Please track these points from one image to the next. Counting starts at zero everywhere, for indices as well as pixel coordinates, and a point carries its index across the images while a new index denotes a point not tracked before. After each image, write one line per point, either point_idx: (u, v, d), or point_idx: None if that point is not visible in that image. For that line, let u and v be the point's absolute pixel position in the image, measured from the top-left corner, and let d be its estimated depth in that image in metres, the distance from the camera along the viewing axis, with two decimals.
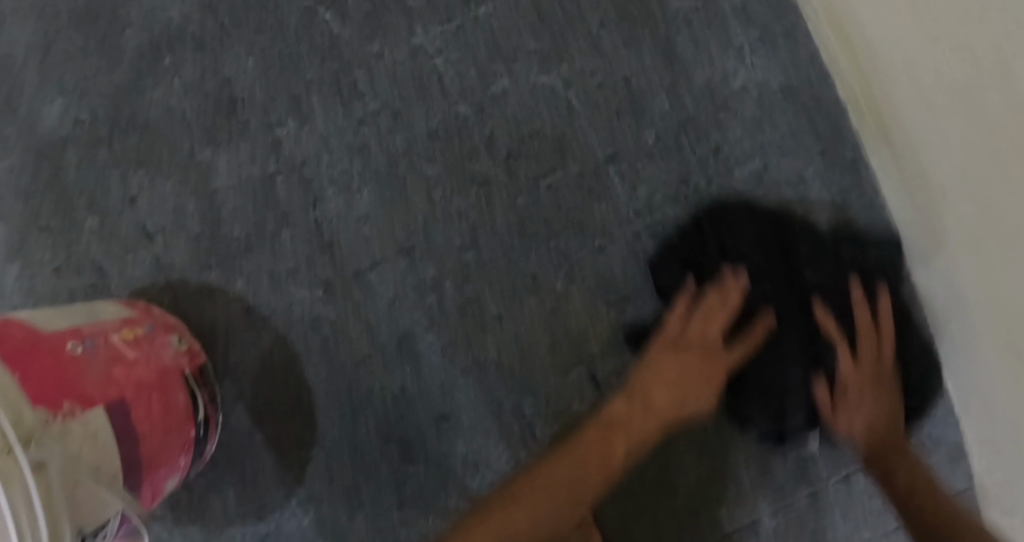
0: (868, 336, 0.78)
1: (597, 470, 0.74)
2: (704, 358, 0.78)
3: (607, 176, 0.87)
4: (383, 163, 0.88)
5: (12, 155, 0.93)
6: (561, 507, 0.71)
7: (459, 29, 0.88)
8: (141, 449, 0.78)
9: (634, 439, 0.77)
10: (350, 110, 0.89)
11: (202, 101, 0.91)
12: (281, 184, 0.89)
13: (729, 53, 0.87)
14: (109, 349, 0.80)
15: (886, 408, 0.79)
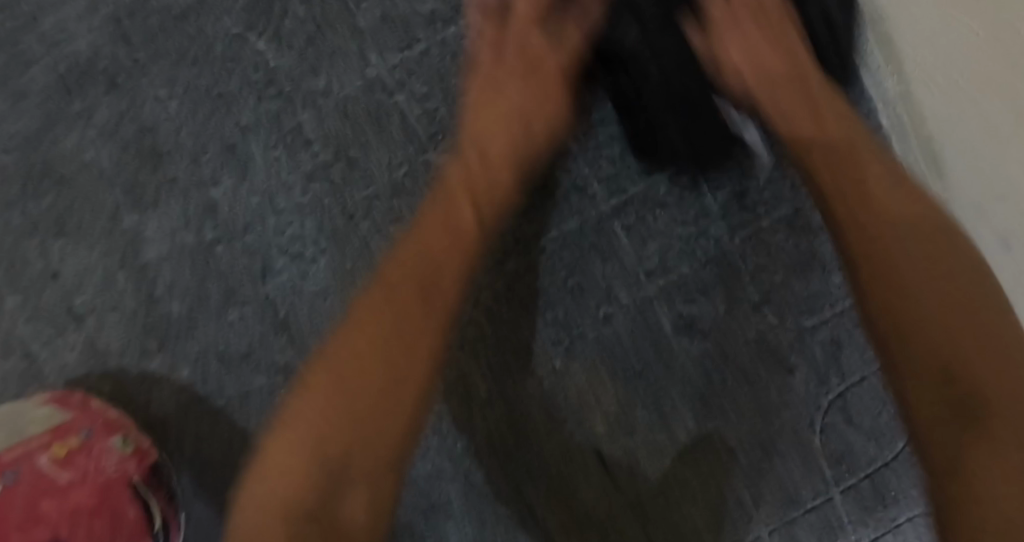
0: (780, 64, 0.62)
1: (392, 378, 0.55)
2: (508, 117, 0.67)
3: (612, 231, 0.74)
4: (339, 224, 0.73)
5: None
6: (351, 382, 0.54)
7: (423, 55, 0.72)
8: None
9: (433, 260, 0.60)
10: (297, 160, 0.73)
11: (122, 152, 0.76)
12: (222, 252, 0.75)
13: None
14: (32, 478, 0.70)
15: (885, 190, 0.54)
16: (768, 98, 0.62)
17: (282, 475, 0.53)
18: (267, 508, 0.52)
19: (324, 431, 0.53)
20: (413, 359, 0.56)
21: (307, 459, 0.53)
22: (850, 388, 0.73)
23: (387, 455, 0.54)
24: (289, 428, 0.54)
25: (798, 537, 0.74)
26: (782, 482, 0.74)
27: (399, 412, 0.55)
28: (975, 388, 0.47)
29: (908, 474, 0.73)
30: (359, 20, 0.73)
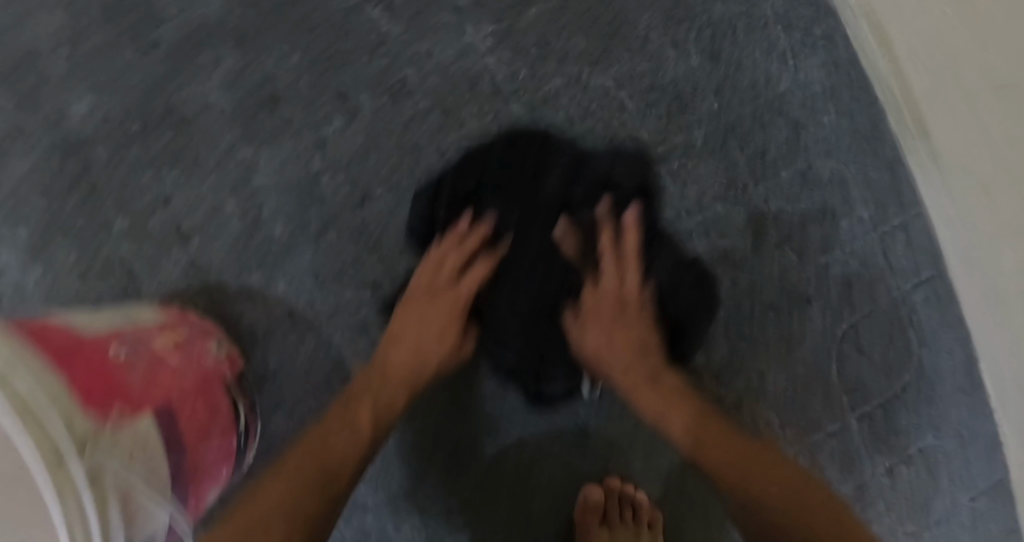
0: (659, 383, 0.78)
1: (314, 520, 0.70)
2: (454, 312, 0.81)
3: (659, 176, 0.87)
4: (433, 161, 0.87)
5: (38, 151, 0.89)
6: (303, 491, 0.71)
7: (510, 28, 0.87)
8: (188, 455, 0.75)
9: (381, 404, 0.77)
10: (400, 108, 0.87)
11: (243, 97, 0.88)
12: (328, 182, 0.86)
13: (773, 58, 0.88)
14: (151, 354, 0.77)
15: (660, 405, 0.78)
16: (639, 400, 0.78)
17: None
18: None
19: (271, 495, 0.71)
20: (307, 492, 0.71)
21: (286, 510, 0.70)
22: (861, 322, 0.90)
23: (315, 498, 0.71)
24: (230, 521, 0.70)
25: (820, 457, 0.91)
26: (813, 416, 0.90)
27: (300, 516, 0.70)
28: (792, 519, 0.71)
29: (909, 406, 0.92)
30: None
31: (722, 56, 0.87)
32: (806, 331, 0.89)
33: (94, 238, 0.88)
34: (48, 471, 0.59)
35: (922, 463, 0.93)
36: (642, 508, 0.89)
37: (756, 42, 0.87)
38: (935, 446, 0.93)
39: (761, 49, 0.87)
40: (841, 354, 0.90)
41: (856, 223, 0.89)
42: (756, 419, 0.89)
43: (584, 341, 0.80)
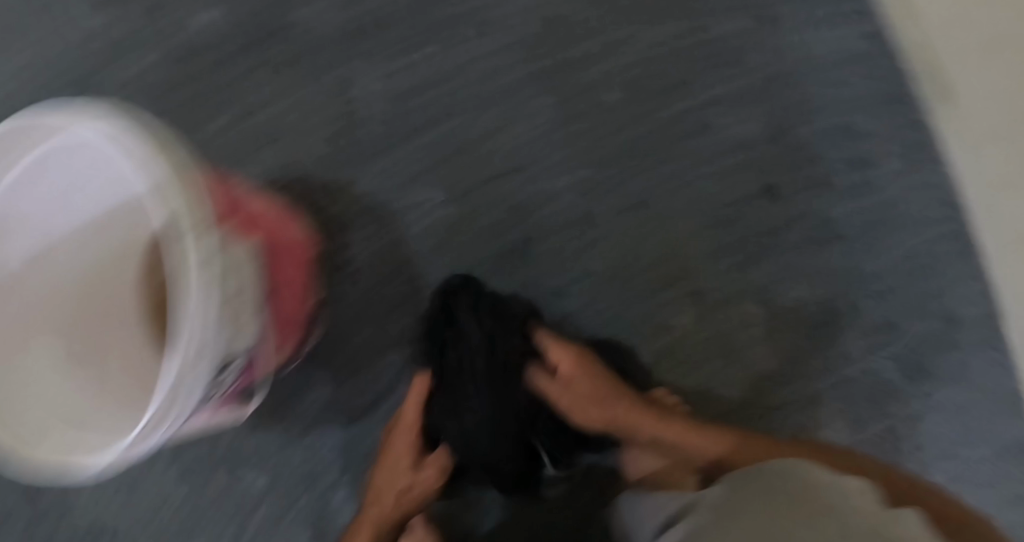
0: (616, 396, 0.88)
1: None
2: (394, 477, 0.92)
3: (707, 116, 0.98)
4: (511, 85, 0.99)
5: (155, 55, 0.99)
6: None
7: None
8: (280, 288, 0.85)
9: (380, 516, 0.91)
10: (486, 42, 0.99)
11: (348, 19, 0.99)
12: (418, 97, 0.99)
13: (811, 24, 0.99)
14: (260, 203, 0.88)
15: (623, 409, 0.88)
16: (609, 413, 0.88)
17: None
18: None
19: None
20: None
21: None
22: (889, 266, 0.97)
23: None
24: None
25: (851, 390, 0.96)
26: (843, 350, 0.97)
27: None
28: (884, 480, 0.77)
29: (936, 353, 0.96)
30: None
31: (767, 19, 0.99)
32: (840, 266, 0.97)
33: (197, 129, 0.99)
34: (190, 228, 0.64)
35: (950, 410, 0.96)
36: None
37: (795, 10, 0.99)
38: (961, 397, 0.96)
39: (800, 17, 0.99)
40: (871, 293, 0.97)
41: (884, 174, 0.98)
42: (791, 341, 0.97)
43: (578, 419, 0.89)
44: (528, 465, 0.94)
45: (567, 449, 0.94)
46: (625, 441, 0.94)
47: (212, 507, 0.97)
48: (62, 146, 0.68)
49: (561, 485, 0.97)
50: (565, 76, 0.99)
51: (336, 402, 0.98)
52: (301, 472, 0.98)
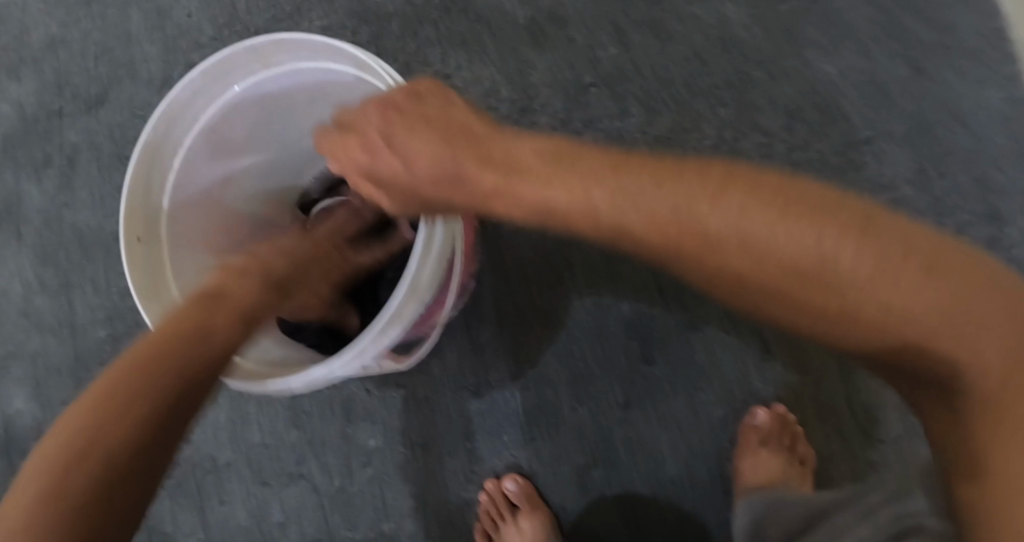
0: (535, 159, 0.62)
1: None
2: None
3: (862, 152, 1.01)
4: (685, 95, 1.03)
5: (362, 24, 1.10)
6: None
7: (765, 12, 1.04)
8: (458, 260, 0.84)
9: None
10: (668, 50, 1.04)
11: (532, 12, 1.06)
12: (594, 92, 1.04)
13: (965, 82, 1.02)
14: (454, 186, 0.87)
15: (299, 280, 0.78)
16: (657, 204, 0.58)
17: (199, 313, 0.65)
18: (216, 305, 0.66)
19: None
20: None
21: None
22: None
23: None
24: None
25: None
26: None
27: None
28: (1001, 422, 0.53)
29: None
30: None
31: (925, 71, 1.03)
32: None
33: None
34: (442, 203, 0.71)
35: None
36: (798, 441, 0.97)
37: (951, 67, 1.02)
38: None
39: (955, 75, 1.02)
40: None
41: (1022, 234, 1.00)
42: None
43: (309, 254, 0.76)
44: (644, 458, 0.98)
45: (685, 451, 0.98)
46: (739, 453, 0.97)
47: (325, 452, 1.04)
48: (295, 72, 0.82)
49: (676, 470, 0.98)
50: (733, 98, 1.03)
51: (462, 375, 1.00)
52: (418, 433, 1.01)
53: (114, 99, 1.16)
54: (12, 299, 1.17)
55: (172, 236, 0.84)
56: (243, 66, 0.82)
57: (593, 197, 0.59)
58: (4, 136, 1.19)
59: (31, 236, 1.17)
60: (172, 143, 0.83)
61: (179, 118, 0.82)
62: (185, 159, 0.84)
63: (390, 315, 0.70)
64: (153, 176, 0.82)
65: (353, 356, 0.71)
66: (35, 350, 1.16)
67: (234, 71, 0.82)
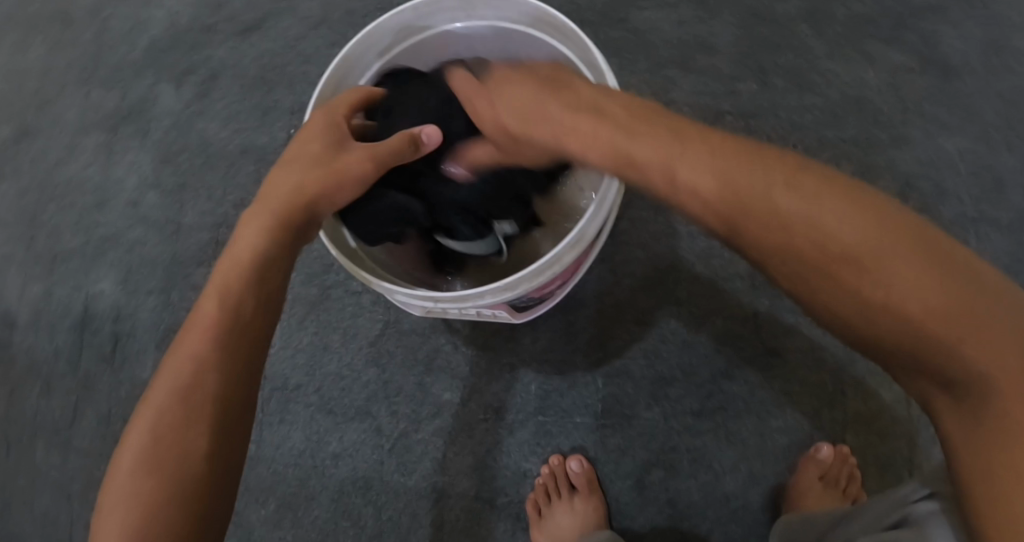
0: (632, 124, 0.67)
1: None
2: None
3: (964, 230, 1.06)
4: (811, 143, 1.08)
5: None
6: None
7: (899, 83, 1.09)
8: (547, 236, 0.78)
9: None
10: (803, 98, 1.09)
11: (686, 36, 1.11)
12: (729, 120, 1.09)
13: None
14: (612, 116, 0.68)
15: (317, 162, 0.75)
16: (756, 190, 0.61)
17: (216, 294, 0.71)
18: (242, 264, 0.72)
19: None
20: None
21: None
22: None
23: None
24: None
25: None
26: None
27: None
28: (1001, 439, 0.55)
29: None
30: (870, 48, 1.10)
31: None
32: None
33: None
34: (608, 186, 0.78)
35: None
36: (852, 484, 0.99)
37: None
38: None
39: None
40: None
41: None
42: None
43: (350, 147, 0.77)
44: (703, 467, 1.01)
45: (745, 471, 1.01)
46: (795, 479, 0.98)
47: (397, 397, 1.07)
48: (491, 29, 0.89)
49: (735, 480, 1.00)
50: (857, 153, 1.08)
51: (550, 352, 1.04)
52: (493, 398, 1.05)
53: (267, 28, 1.21)
54: (124, 188, 1.23)
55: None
56: (447, 10, 0.89)
57: (680, 165, 0.63)
58: (152, 38, 1.24)
59: (157, 134, 1.23)
60: (363, 64, 0.89)
61: (376, 45, 0.89)
62: (369, 82, 0.90)
63: (549, 261, 0.76)
64: (339, 90, 0.89)
65: (504, 289, 0.77)
66: (137, 239, 1.22)
67: (437, 14, 0.89)
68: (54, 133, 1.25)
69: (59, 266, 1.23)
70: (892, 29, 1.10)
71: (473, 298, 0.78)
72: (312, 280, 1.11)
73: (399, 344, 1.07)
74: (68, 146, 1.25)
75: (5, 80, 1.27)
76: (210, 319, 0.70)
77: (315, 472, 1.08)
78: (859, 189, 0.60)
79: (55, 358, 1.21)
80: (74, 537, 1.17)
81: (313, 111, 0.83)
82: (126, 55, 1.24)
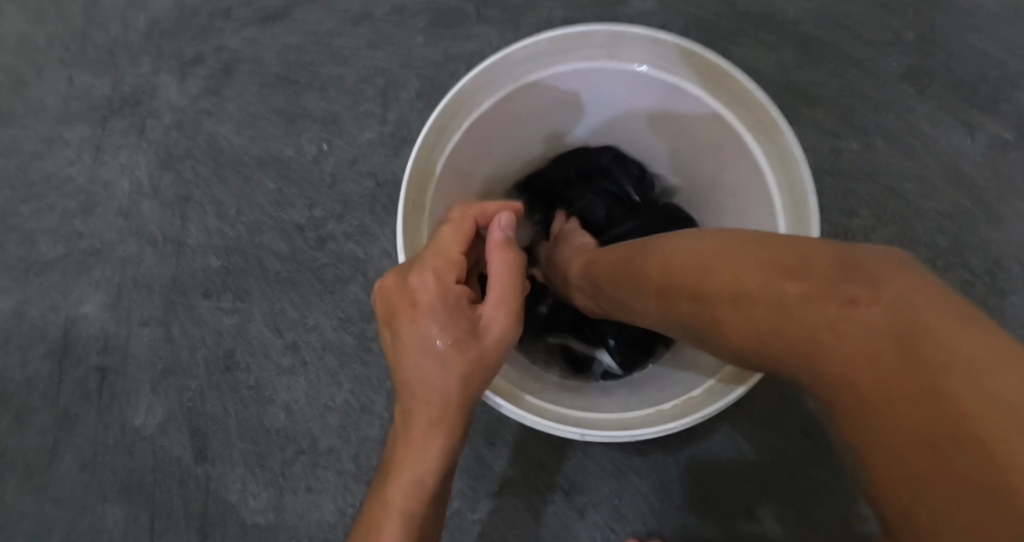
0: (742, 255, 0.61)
1: None
2: None
3: None
4: (910, 211, 0.97)
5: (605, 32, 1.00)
6: None
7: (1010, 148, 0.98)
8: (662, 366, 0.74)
9: None
10: (905, 163, 0.98)
11: (783, 83, 0.98)
12: (827, 183, 0.97)
13: None
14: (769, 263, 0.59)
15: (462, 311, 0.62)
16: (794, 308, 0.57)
17: (399, 515, 0.62)
18: (420, 474, 0.63)
19: None
20: None
21: None
22: None
23: None
24: None
25: None
26: None
27: None
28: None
29: None
30: (981, 110, 0.99)
31: None
32: None
33: None
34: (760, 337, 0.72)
35: None
36: None
37: None
38: None
39: None
40: None
41: None
42: None
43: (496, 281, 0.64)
44: None
45: None
46: None
47: None
48: (635, 78, 0.80)
49: None
50: (956, 224, 0.97)
51: None
52: (558, 476, 0.95)
53: (294, 18, 1.03)
54: (114, 194, 1.05)
55: (432, 206, 0.77)
56: (587, 50, 0.78)
57: (742, 279, 0.60)
58: (152, 20, 1.04)
59: (155, 134, 1.04)
60: (473, 103, 0.76)
61: (493, 82, 0.76)
62: (474, 124, 0.78)
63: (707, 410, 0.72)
64: (442, 134, 0.75)
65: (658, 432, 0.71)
66: (127, 256, 1.04)
67: (575, 50, 0.77)
68: (28, 122, 1.05)
69: (34, 279, 1.06)
70: (996, 91, 0.99)
71: (633, 433, 0.71)
72: (347, 327, 0.99)
73: None
74: (47, 138, 1.05)
75: None
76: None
77: None
78: (926, 286, 0.53)
79: (30, 390, 1.05)
80: None
81: (431, 167, 0.69)
82: (116, 35, 1.04)
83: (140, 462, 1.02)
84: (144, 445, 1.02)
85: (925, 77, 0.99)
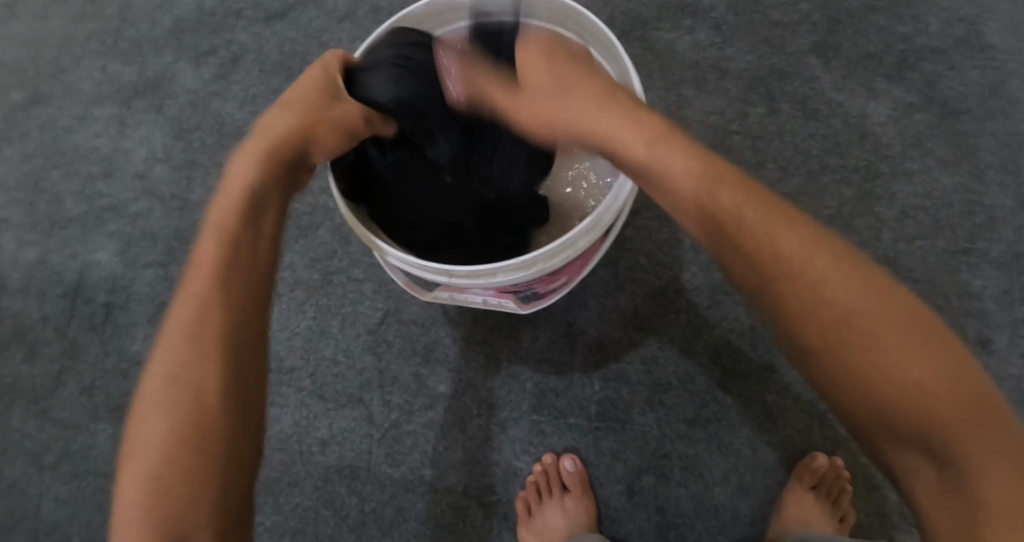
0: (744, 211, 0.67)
1: None
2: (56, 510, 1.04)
3: (961, 262, 1.07)
4: (815, 166, 1.11)
5: None
6: None
7: (903, 115, 1.11)
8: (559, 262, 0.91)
9: None
10: (808, 125, 1.12)
11: (700, 58, 1.14)
12: (736, 140, 1.12)
13: None
14: None
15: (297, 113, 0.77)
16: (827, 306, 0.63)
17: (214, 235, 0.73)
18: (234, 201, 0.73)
19: None
20: None
21: None
22: None
23: None
24: None
25: None
26: None
27: None
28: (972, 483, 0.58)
29: None
30: (877, 82, 1.12)
31: None
32: None
33: None
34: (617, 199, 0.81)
35: None
36: (843, 497, 1.00)
37: None
38: None
39: None
40: None
41: None
42: None
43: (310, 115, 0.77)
44: (694, 474, 1.02)
45: (734, 484, 1.02)
46: (785, 490, 1.00)
47: (392, 386, 1.07)
48: None
49: (729, 488, 1.02)
50: (855, 180, 1.10)
51: (548, 350, 1.06)
52: (485, 394, 1.06)
53: (291, 16, 1.22)
54: (132, 159, 1.22)
55: None
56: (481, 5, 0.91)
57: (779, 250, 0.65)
58: (175, 18, 1.25)
59: (171, 110, 1.23)
60: None
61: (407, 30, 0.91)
62: None
63: (563, 243, 0.80)
64: None
65: (519, 266, 0.79)
66: (139, 211, 1.21)
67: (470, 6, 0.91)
68: (65, 102, 1.25)
69: (55, 233, 1.22)
70: (889, 68, 1.12)
71: (489, 274, 0.81)
72: (315, 265, 1.11)
73: (398, 334, 1.08)
74: (79, 116, 1.25)
75: (22, 47, 1.28)
76: (209, 260, 0.72)
77: (301, 458, 1.07)
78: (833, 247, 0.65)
79: (42, 324, 1.19)
80: (41, 509, 1.14)
81: None
82: (146, 32, 1.26)
83: (134, 386, 1.15)
84: (138, 372, 1.16)
85: (829, 52, 1.13)
